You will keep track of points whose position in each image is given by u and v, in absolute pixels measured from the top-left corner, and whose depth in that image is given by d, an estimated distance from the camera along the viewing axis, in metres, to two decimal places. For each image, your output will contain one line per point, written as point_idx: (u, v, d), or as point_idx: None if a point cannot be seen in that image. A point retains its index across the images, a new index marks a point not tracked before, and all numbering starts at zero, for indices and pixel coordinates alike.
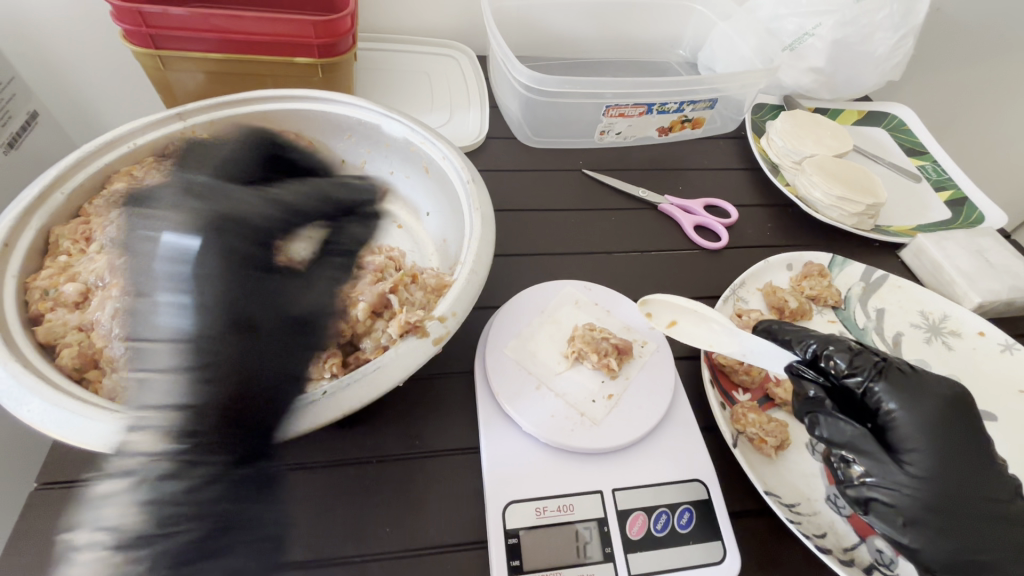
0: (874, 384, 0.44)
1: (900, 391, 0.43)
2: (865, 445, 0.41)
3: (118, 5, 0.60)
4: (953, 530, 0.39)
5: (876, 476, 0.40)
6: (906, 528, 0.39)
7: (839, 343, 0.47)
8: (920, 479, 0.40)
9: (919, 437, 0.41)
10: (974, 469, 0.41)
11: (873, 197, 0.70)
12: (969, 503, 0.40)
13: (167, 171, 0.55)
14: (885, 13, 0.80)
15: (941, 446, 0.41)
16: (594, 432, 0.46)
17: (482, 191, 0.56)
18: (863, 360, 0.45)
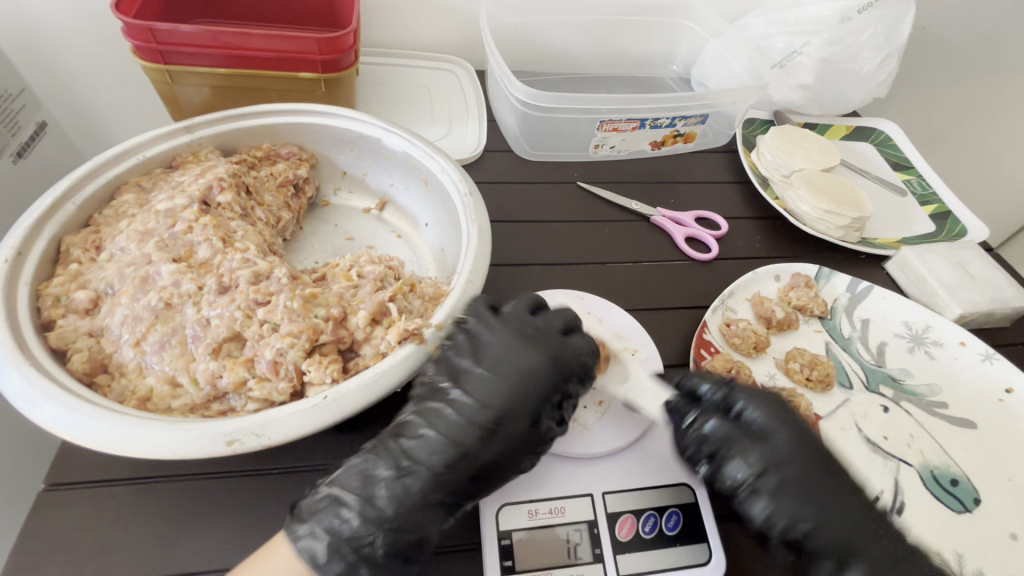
0: (732, 395, 0.47)
1: (751, 398, 0.46)
2: (732, 454, 0.44)
3: (129, 23, 0.62)
4: (817, 513, 0.41)
5: (747, 476, 0.43)
6: (775, 518, 0.42)
7: (692, 369, 0.49)
8: (784, 477, 0.43)
9: (778, 445, 0.44)
10: (823, 466, 0.44)
11: (858, 211, 0.73)
12: (824, 496, 0.42)
13: (174, 182, 0.57)
14: (870, 32, 0.83)
15: (792, 449, 0.44)
16: (584, 437, 0.48)
17: (479, 203, 0.58)
18: (714, 381, 0.47)
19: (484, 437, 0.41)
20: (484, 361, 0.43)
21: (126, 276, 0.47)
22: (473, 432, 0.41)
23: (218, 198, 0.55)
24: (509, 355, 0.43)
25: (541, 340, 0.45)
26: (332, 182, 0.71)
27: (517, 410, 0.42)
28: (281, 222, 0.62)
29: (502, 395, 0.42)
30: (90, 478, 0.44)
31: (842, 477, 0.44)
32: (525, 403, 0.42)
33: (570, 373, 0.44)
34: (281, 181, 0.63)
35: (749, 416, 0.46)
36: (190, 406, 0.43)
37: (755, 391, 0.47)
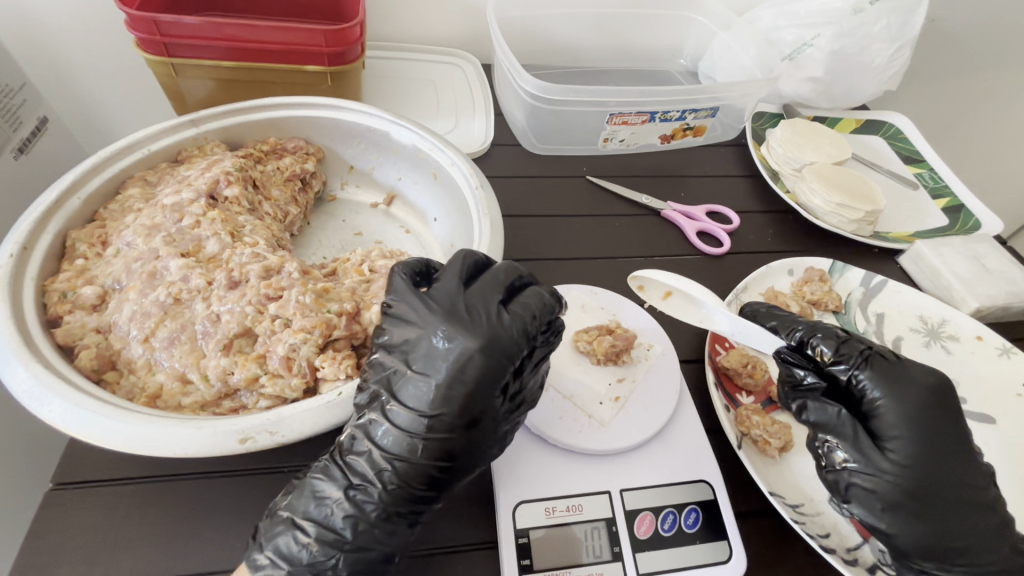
0: (860, 372, 0.45)
1: (883, 379, 0.44)
2: (848, 430, 0.43)
3: (133, 14, 0.61)
4: (932, 518, 0.40)
5: (857, 461, 0.42)
6: (884, 511, 0.41)
7: (822, 331, 0.49)
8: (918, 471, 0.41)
9: (899, 424, 0.43)
10: (954, 456, 0.42)
11: (871, 204, 0.72)
12: (950, 491, 0.41)
13: (180, 176, 0.56)
14: (881, 24, 0.82)
15: (920, 434, 0.42)
16: (600, 434, 0.47)
17: (491, 197, 0.57)
18: (845, 349, 0.47)
19: (426, 448, 0.37)
20: (412, 362, 0.38)
21: (133, 271, 0.46)
22: (420, 445, 0.37)
23: (225, 192, 0.54)
24: (444, 349, 0.37)
25: (467, 323, 0.38)
26: (339, 177, 0.70)
27: (472, 411, 0.37)
28: (288, 217, 0.61)
29: (452, 395, 0.36)
30: (99, 477, 0.43)
31: (975, 471, 0.42)
32: (475, 403, 0.37)
33: (495, 360, 0.37)
34: (288, 175, 0.62)
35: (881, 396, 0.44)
36: (201, 403, 0.42)
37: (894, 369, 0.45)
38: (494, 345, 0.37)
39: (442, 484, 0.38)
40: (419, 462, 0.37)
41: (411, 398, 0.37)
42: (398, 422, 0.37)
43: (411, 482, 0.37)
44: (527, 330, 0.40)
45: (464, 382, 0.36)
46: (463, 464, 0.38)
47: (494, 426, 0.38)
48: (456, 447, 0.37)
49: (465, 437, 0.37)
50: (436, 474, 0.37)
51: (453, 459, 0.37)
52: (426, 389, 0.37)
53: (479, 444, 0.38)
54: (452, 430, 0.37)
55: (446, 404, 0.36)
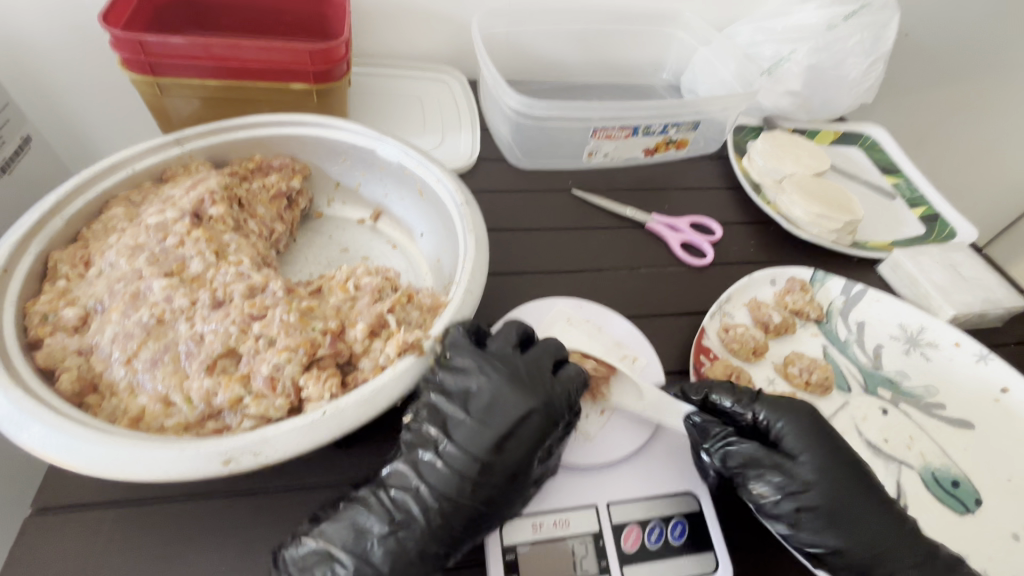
0: (758, 409, 0.48)
1: (777, 410, 0.48)
2: (765, 463, 0.45)
3: (118, 35, 0.62)
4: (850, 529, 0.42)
5: (776, 492, 0.44)
6: (819, 531, 0.42)
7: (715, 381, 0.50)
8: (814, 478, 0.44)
9: (801, 445, 0.46)
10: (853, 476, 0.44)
11: (850, 214, 0.73)
12: (858, 506, 0.43)
13: (165, 196, 0.56)
14: (856, 39, 0.84)
15: (822, 451, 0.45)
16: (585, 447, 0.48)
17: (476, 212, 0.57)
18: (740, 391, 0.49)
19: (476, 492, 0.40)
20: (472, 411, 0.42)
21: (116, 292, 0.46)
22: (472, 491, 0.40)
23: (210, 211, 0.54)
24: (503, 405, 0.42)
25: (532, 385, 0.43)
26: (326, 194, 0.70)
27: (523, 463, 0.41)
28: (274, 234, 0.61)
29: (510, 446, 0.41)
30: (79, 501, 0.42)
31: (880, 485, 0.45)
32: (527, 458, 0.41)
33: (555, 420, 0.43)
34: (274, 193, 0.63)
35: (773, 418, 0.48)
36: (184, 425, 0.41)
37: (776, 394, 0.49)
38: (552, 410, 0.43)
39: (477, 531, 0.40)
40: (466, 506, 0.40)
41: (470, 446, 0.40)
42: (449, 464, 0.40)
43: (450, 527, 0.39)
44: (572, 397, 0.45)
45: (520, 437, 0.41)
46: (501, 513, 0.41)
47: (529, 482, 0.42)
48: (502, 494, 0.41)
49: (509, 488, 0.41)
50: (475, 522, 0.40)
51: (494, 508, 0.41)
52: (484, 439, 0.40)
53: (516, 496, 0.42)
54: (502, 480, 0.40)
55: (501, 457, 0.40)
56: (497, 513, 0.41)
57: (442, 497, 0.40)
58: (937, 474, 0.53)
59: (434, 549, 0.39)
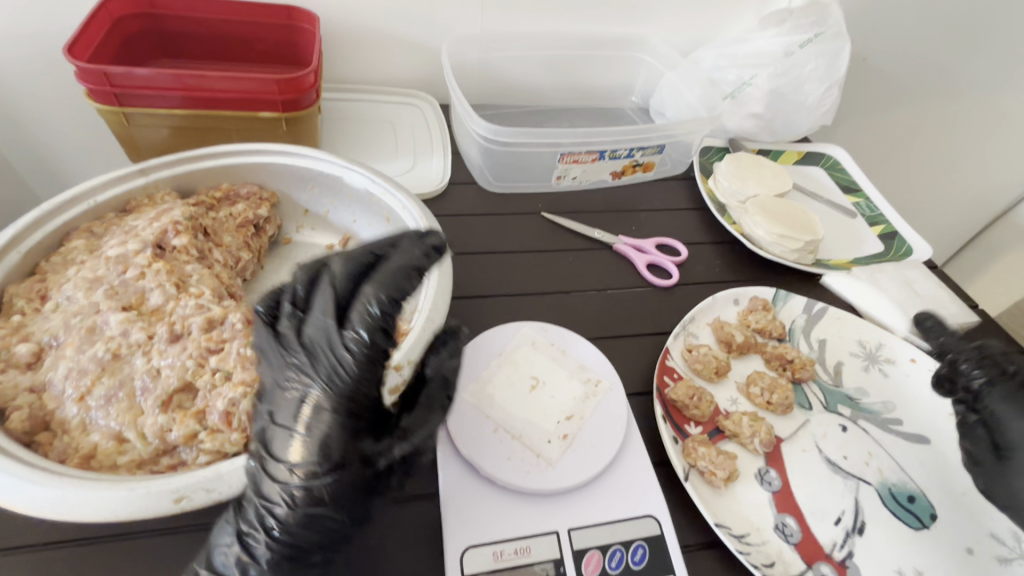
0: None
1: None
2: None
3: (83, 66, 0.62)
4: None
5: None
6: None
7: None
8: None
9: None
10: None
11: (810, 234, 0.76)
12: None
13: (128, 227, 0.56)
14: (812, 65, 0.87)
15: None
16: (548, 473, 0.47)
17: (441, 240, 0.58)
18: None
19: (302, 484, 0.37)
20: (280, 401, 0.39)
21: (72, 326, 0.46)
22: (298, 482, 0.36)
23: (173, 242, 0.54)
24: (304, 384, 0.39)
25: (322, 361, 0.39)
26: (295, 220, 0.70)
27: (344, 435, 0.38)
28: (240, 262, 0.61)
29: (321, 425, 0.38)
30: (26, 543, 0.41)
31: None
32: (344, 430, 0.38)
33: (355, 386, 0.39)
34: (240, 221, 0.63)
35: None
36: (138, 461, 0.41)
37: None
38: (350, 377, 0.39)
39: (343, 527, 0.37)
40: (300, 512, 0.36)
41: (283, 450, 0.38)
42: (275, 476, 0.37)
43: (307, 531, 0.37)
44: (376, 344, 0.39)
45: (326, 424, 0.38)
46: (358, 502, 0.38)
47: (370, 459, 0.40)
48: (336, 486, 0.37)
49: (344, 478, 0.37)
50: (336, 520, 0.37)
51: (345, 502, 0.37)
52: (293, 438, 0.38)
53: (362, 482, 0.39)
54: (331, 472, 0.37)
55: (318, 444, 0.38)
56: (339, 502, 0.37)
57: (288, 508, 0.36)
58: (894, 491, 0.54)
59: (304, 554, 0.37)
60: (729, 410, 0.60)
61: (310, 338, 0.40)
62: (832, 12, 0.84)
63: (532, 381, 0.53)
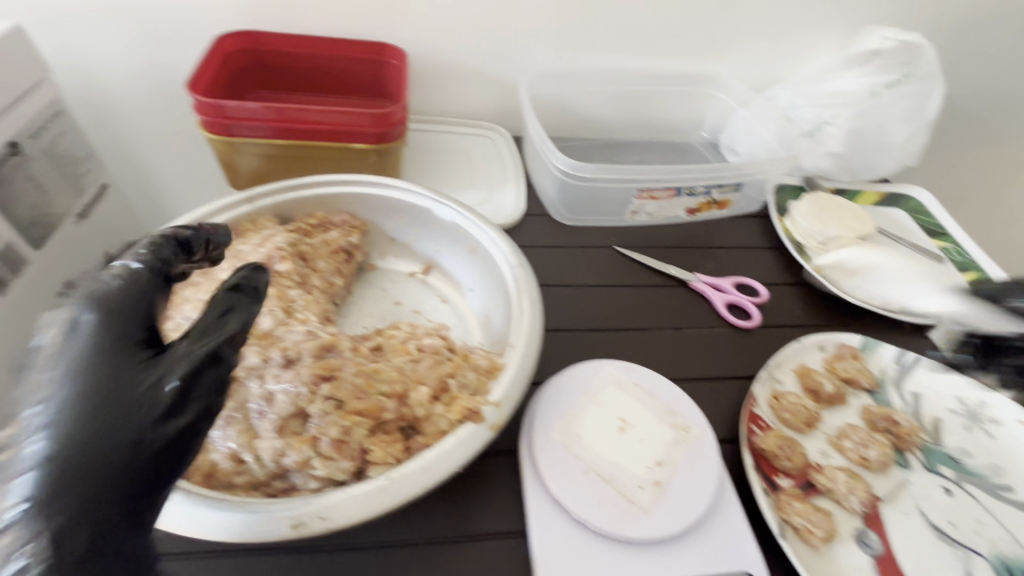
0: None
1: None
2: None
3: (202, 100, 0.67)
4: None
5: None
6: None
7: None
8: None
9: None
10: None
11: (899, 281, 0.74)
12: None
13: (236, 251, 0.59)
14: (898, 106, 0.86)
15: None
16: (642, 520, 0.46)
17: (530, 275, 0.59)
18: None
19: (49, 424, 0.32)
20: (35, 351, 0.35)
21: None
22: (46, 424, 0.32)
23: (278, 267, 0.58)
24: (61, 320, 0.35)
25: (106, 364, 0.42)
26: (380, 248, 0.73)
27: (102, 363, 0.34)
28: (333, 288, 0.63)
29: (78, 359, 0.34)
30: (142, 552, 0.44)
31: None
32: (102, 364, 0.34)
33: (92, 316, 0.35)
34: (334, 248, 0.66)
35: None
36: (253, 483, 0.43)
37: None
38: (109, 297, 0.36)
39: (89, 465, 0.32)
40: (37, 455, 0.32)
41: (26, 401, 0.33)
42: (13, 442, 0.32)
43: (59, 477, 0.32)
44: (136, 274, 0.38)
45: (73, 350, 0.34)
46: (105, 432, 0.33)
47: (137, 387, 0.35)
48: (77, 416, 0.33)
49: (89, 413, 0.33)
50: (79, 463, 0.32)
51: (83, 448, 0.32)
52: (37, 389, 0.33)
53: (117, 415, 0.33)
54: (74, 415, 0.33)
55: (62, 382, 0.33)
56: (91, 440, 0.33)
57: (26, 475, 0.31)
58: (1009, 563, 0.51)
59: (54, 505, 0.31)
60: (821, 463, 0.57)
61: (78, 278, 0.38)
62: (924, 53, 0.82)
63: (621, 423, 0.53)
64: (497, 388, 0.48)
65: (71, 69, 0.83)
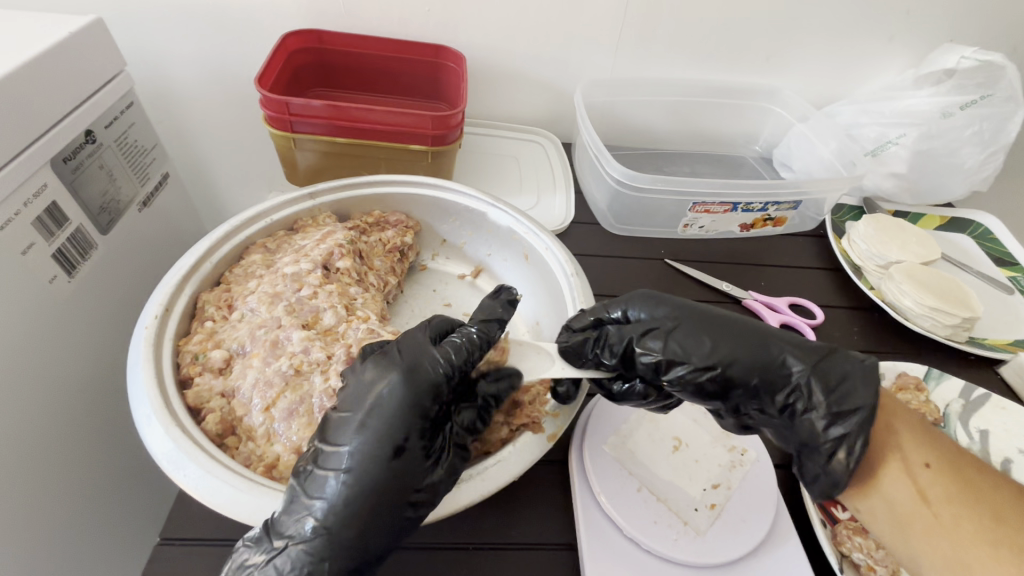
0: None
1: None
2: None
3: (268, 97, 0.69)
4: None
5: None
6: None
7: None
8: (672, 312, 0.47)
9: None
10: None
11: (968, 311, 0.69)
12: None
13: (297, 245, 0.61)
14: (972, 129, 0.82)
15: None
16: (697, 544, 0.45)
17: (586, 284, 0.59)
18: None
19: (367, 471, 0.36)
20: (353, 403, 0.39)
21: (257, 338, 0.49)
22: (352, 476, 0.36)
23: (338, 264, 0.58)
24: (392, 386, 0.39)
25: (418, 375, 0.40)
26: (431, 248, 0.74)
27: (409, 430, 0.38)
28: (387, 286, 0.64)
29: (388, 420, 0.38)
30: (203, 536, 0.46)
31: None
32: (407, 427, 0.38)
33: (419, 386, 0.39)
34: (389, 247, 0.66)
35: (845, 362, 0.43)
36: None
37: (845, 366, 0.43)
38: (419, 373, 0.39)
39: (378, 522, 0.36)
40: (335, 499, 0.36)
41: (341, 439, 0.37)
42: (327, 462, 0.37)
43: (347, 525, 0.35)
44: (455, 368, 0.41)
45: (393, 414, 0.38)
46: (401, 498, 0.37)
47: (424, 457, 0.38)
48: (388, 474, 0.37)
49: (391, 468, 0.37)
50: (365, 510, 0.36)
51: (382, 496, 0.36)
52: (354, 427, 0.38)
53: (405, 478, 0.37)
54: (382, 467, 0.36)
55: (372, 433, 0.37)
56: (385, 497, 0.36)
57: (337, 487, 0.36)
58: None
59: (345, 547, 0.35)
60: None
61: (402, 347, 0.41)
62: (1006, 74, 0.78)
63: (674, 442, 0.52)
64: (555, 400, 0.48)
65: (142, 65, 0.86)
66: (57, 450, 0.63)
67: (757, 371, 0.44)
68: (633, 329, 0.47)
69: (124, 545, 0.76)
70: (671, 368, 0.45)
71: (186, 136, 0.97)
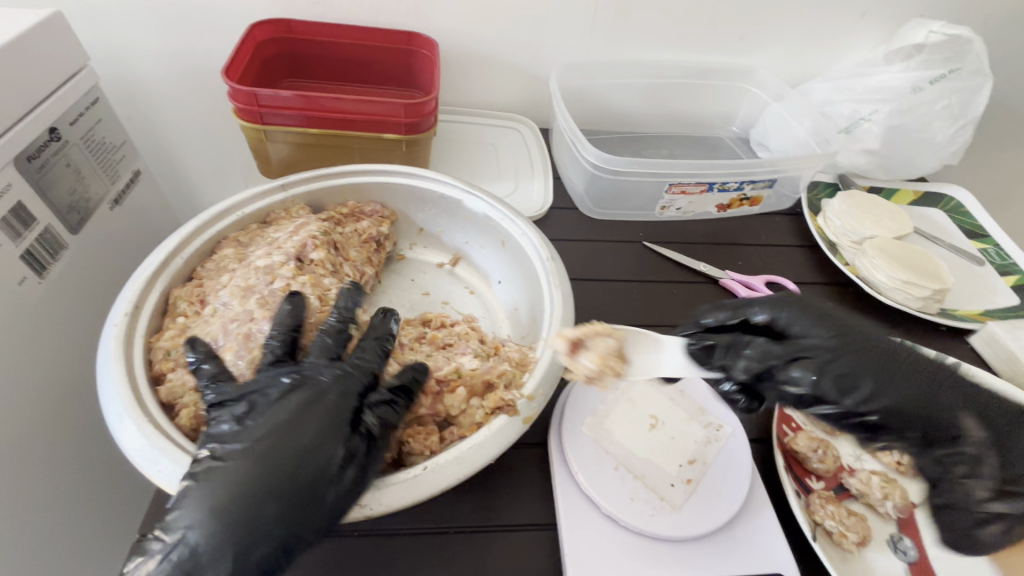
0: None
1: None
2: None
3: (236, 88, 0.68)
4: None
5: None
6: None
7: None
8: (826, 338, 0.44)
9: None
10: None
11: (939, 283, 0.71)
12: None
13: (270, 239, 0.60)
14: (943, 103, 0.82)
15: None
16: (674, 518, 0.46)
17: (561, 268, 0.59)
18: None
19: (252, 452, 0.38)
20: (245, 416, 0.40)
21: (230, 331, 0.49)
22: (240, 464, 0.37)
23: (312, 256, 0.58)
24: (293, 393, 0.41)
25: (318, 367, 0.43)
26: (409, 238, 0.73)
27: (305, 412, 0.40)
28: (364, 277, 0.64)
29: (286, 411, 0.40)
30: None
31: None
32: (312, 416, 0.40)
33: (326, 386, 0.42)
34: (365, 238, 0.66)
35: (988, 406, 0.43)
36: None
37: (997, 420, 0.43)
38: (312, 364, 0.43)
39: (284, 507, 0.37)
40: (219, 480, 0.37)
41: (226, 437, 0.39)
42: (217, 455, 0.38)
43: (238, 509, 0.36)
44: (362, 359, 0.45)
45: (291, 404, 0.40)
46: (312, 476, 0.38)
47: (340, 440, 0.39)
48: (268, 448, 0.38)
49: (286, 446, 0.38)
50: (252, 490, 0.37)
51: (286, 483, 0.37)
52: (243, 428, 0.40)
53: (309, 454, 0.38)
54: (263, 443, 0.38)
55: (268, 425, 0.39)
56: (291, 479, 0.37)
57: (229, 473, 0.37)
58: None
59: (243, 534, 0.36)
60: (854, 466, 0.56)
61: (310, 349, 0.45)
62: (974, 48, 0.79)
63: (652, 420, 0.53)
64: (530, 381, 0.48)
65: (107, 58, 0.84)
66: (31, 454, 0.62)
67: (925, 422, 0.42)
68: (776, 349, 0.44)
69: (104, 546, 0.76)
70: (817, 402, 0.43)
71: (156, 131, 0.95)
